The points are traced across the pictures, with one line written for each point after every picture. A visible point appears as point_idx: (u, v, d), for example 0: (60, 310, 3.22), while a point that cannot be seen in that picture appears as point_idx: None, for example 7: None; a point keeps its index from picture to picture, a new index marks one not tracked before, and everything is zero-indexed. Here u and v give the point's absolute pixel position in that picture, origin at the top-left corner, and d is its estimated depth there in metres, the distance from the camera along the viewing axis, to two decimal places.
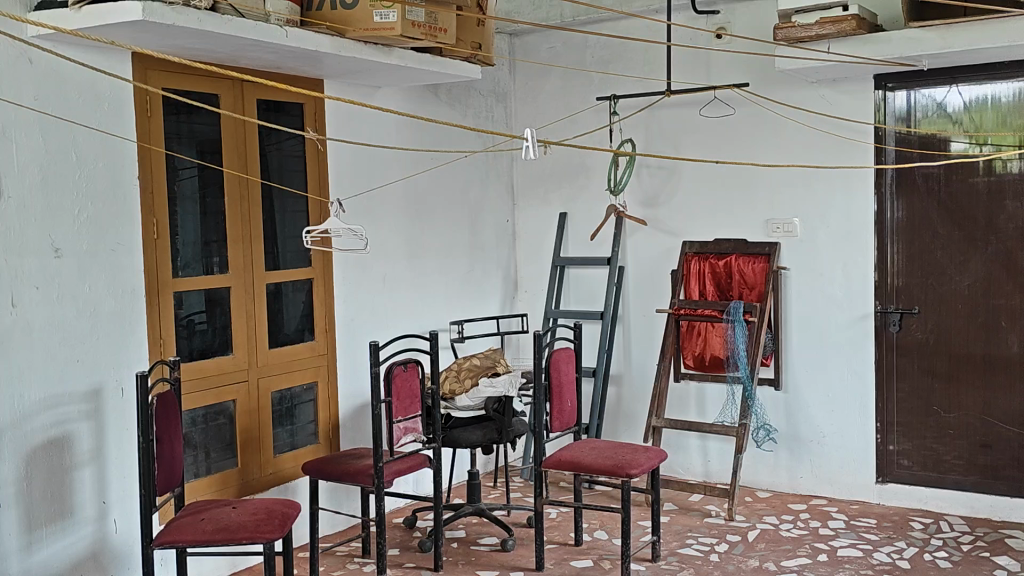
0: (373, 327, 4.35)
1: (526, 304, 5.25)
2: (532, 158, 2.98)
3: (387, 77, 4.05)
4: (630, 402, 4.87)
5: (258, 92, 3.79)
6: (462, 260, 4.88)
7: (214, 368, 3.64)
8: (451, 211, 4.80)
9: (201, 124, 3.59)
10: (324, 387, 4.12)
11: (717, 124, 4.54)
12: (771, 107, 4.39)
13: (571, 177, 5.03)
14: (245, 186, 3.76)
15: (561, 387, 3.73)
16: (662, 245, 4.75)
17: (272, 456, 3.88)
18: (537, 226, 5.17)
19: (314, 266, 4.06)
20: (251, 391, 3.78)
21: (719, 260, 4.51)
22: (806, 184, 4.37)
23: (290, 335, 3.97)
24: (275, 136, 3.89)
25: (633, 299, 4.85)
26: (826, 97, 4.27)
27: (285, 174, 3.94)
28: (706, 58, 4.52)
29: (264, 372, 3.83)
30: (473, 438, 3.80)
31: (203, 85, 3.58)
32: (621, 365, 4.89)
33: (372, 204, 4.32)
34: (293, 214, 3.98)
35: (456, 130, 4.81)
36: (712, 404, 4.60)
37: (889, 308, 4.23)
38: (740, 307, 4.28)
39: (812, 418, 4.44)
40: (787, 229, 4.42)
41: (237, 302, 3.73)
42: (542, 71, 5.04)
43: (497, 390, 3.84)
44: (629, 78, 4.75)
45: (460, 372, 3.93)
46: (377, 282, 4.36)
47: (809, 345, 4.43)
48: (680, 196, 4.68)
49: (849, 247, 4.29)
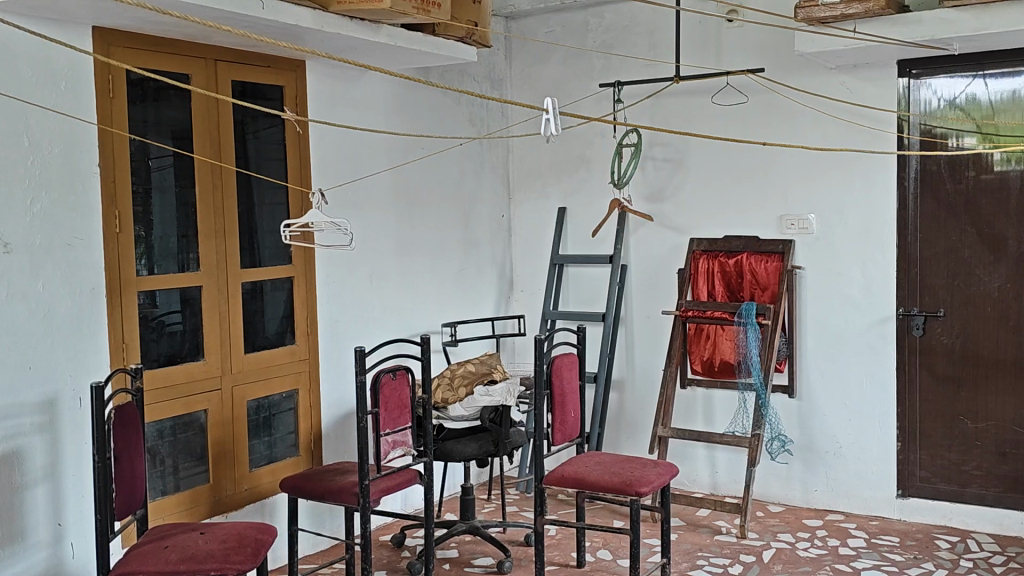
0: (361, 329, 4.04)
1: (521, 305, 4.95)
2: (552, 133, 2.73)
3: (375, 59, 3.74)
4: (632, 409, 4.58)
5: (234, 73, 3.47)
6: (455, 258, 4.58)
7: (184, 375, 3.32)
8: (444, 206, 4.50)
9: (171, 107, 3.27)
10: (306, 395, 3.80)
11: (729, 113, 4.24)
12: (787, 95, 4.11)
13: (571, 169, 4.74)
14: (219, 175, 3.43)
15: (564, 396, 3.42)
16: (668, 243, 4.46)
17: (248, 470, 3.56)
18: (534, 222, 4.88)
19: (295, 263, 3.74)
20: (225, 400, 3.46)
21: (729, 259, 4.22)
22: (823, 179, 4.09)
23: (268, 339, 3.65)
24: (253, 122, 3.57)
25: (637, 300, 4.56)
26: (847, 84, 3.98)
27: (262, 164, 3.61)
28: (717, 43, 4.23)
29: (239, 379, 3.51)
30: (467, 451, 3.51)
31: (173, 64, 3.25)
32: (623, 369, 4.60)
33: (358, 197, 4.01)
34: (272, 206, 3.66)
35: (449, 117, 4.51)
36: (721, 413, 4.32)
37: (912, 311, 3.95)
38: (752, 308, 3.98)
39: (828, 428, 4.16)
40: (802, 225, 4.13)
41: (210, 303, 3.41)
42: (540, 57, 4.74)
43: (496, 399, 3.52)
44: (634, 64, 4.46)
45: (453, 380, 3.61)
46: (364, 281, 4.05)
47: (826, 350, 4.15)
48: (688, 190, 4.39)
49: (869, 246, 4.01)
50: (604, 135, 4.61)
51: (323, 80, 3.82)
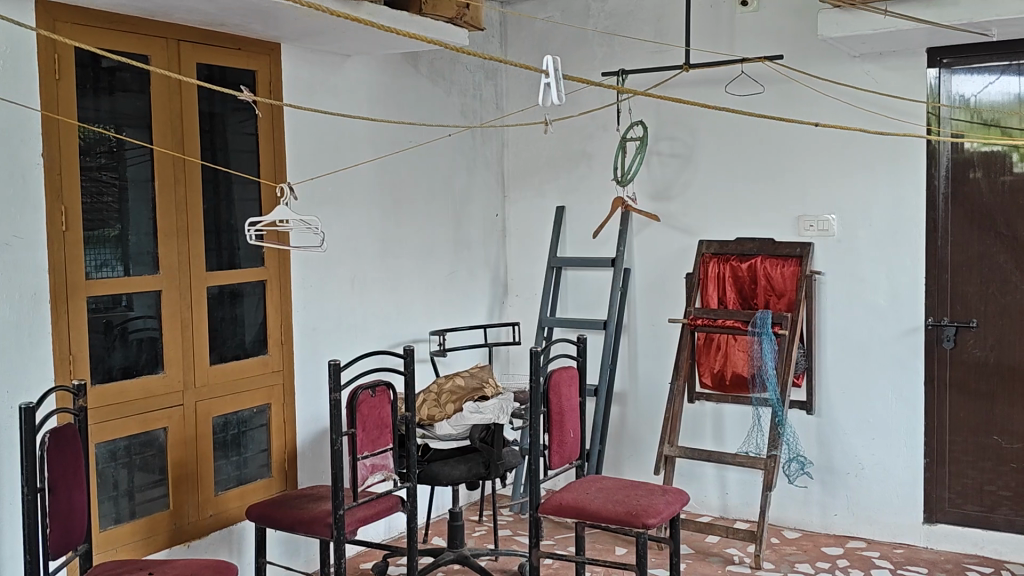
0: (341, 337, 3.71)
1: (517, 310, 4.63)
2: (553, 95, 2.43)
3: (357, 41, 3.41)
4: (635, 424, 4.26)
5: (199, 55, 3.13)
6: (444, 260, 4.25)
7: (140, 390, 2.97)
8: (434, 204, 4.17)
9: (126, 92, 2.92)
10: (279, 410, 3.46)
11: (743, 104, 3.91)
12: (807, 85, 3.78)
13: (570, 165, 4.41)
14: (181, 168, 3.08)
15: (562, 415, 3.07)
16: (674, 245, 4.13)
17: (213, 494, 3.23)
18: (530, 222, 4.56)
19: (267, 265, 3.40)
20: (188, 417, 3.12)
21: (742, 263, 3.89)
22: (845, 177, 3.76)
23: (238, 349, 3.31)
24: (221, 109, 3.23)
25: (640, 306, 4.23)
26: (871, 73, 3.65)
27: (232, 156, 3.27)
28: (729, 28, 3.91)
29: (203, 393, 3.17)
30: (455, 474, 3.18)
31: (130, 44, 2.91)
32: (625, 381, 4.27)
33: (338, 193, 3.67)
34: (243, 203, 3.32)
35: (440, 107, 4.18)
36: (730, 431, 4.00)
37: (943, 321, 3.62)
38: (768, 317, 3.66)
39: (849, 447, 3.84)
40: (822, 227, 3.80)
41: (171, 310, 3.06)
42: (537, 45, 4.43)
43: (487, 417, 3.17)
44: (639, 51, 4.14)
45: (439, 395, 3.24)
46: (345, 285, 3.72)
47: (848, 363, 3.82)
48: (696, 189, 4.07)
49: (894, 249, 3.69)
50: (607, 128, 4.28)
51: (301, 64, 3.49)
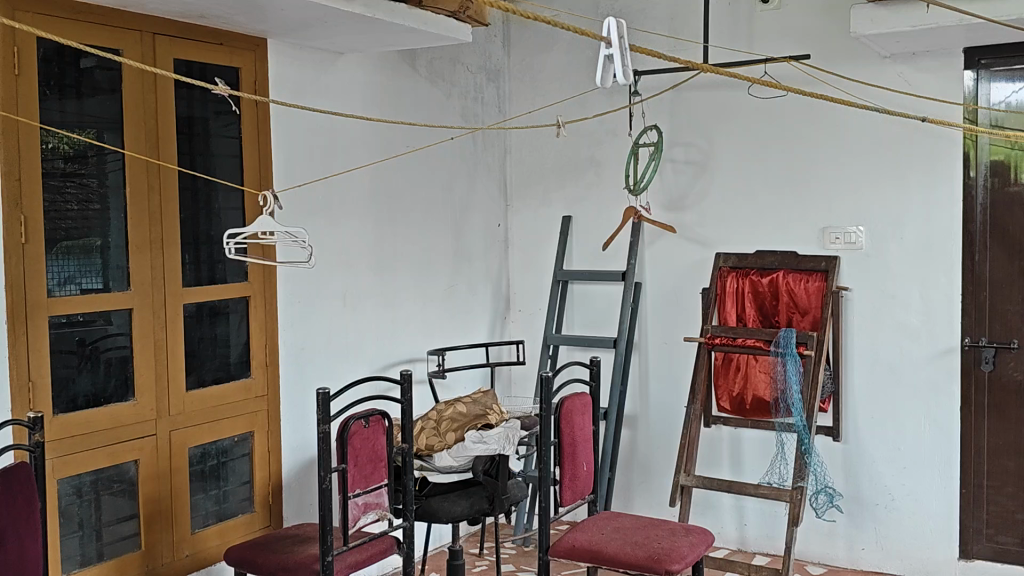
0: (331, 358, 3.43)
1: (520, 327, 4.37)
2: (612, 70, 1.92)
3: (351, 37, 3.14)
4: (646, 450, 3.98)
5: (177, 50, 2.85)
6: (443, 274, 3.97)
7: (108, 420, 2.69)
8: (432, 213, 3.89)
9: (95, 91, 2.64)
10: (262, 438, 3.18)
11: (764, 108, 3.66)
12: (832, 87, 3.52)
13: (577, 173, 4.15)
14: (157, 175, 2.80)
15: (574, 447, 2.79)
16: (689, 258, 3.86)
17: (189, 532, 2.94)
18: (534, 233, 4.30)
19: (251, 281, 3.12)
20: (162, 448, 2.84)
21: (763, 278, 3.61)
22: (875, 186, 3.49)
23: (217, 372, 3.03)
24: (202, 111, 2.94)
25: (652, 323, 3.96)
26: (904, 75, 3.40)
27: (214, 161, 2.99)
28: (748, 26, 3.65)
29: (179, 422, 2.88)
30: (455, 510, 2.88)
31: (101, 37, 2.63)
32: (636, 403, 4.00)
33: (329, 202, 3.39)
34: (225, 213, 3.04)
35: (439, 111, 3.91)
36: (750, 458, 3.74)
37: (981, 342, 3.36)
38: (792, 337, 3.38)
39: (878, 476, 3.58)
40: (848, 240, 3.54)
41: (143, 330, 2.78)
42: (543, 45, 4.19)
43: (492, 448, 2.88)
44: (651, 51, 3.88)
45: (440, 423, 2.99)
46: (336, 301, 3.44)
47: (877, 386, 3.55)
48: (712, 198, 3.80)
49: (928, 263, 3.43)
50: (616, 133, 4.01)
51: (289, 61, 3.21)
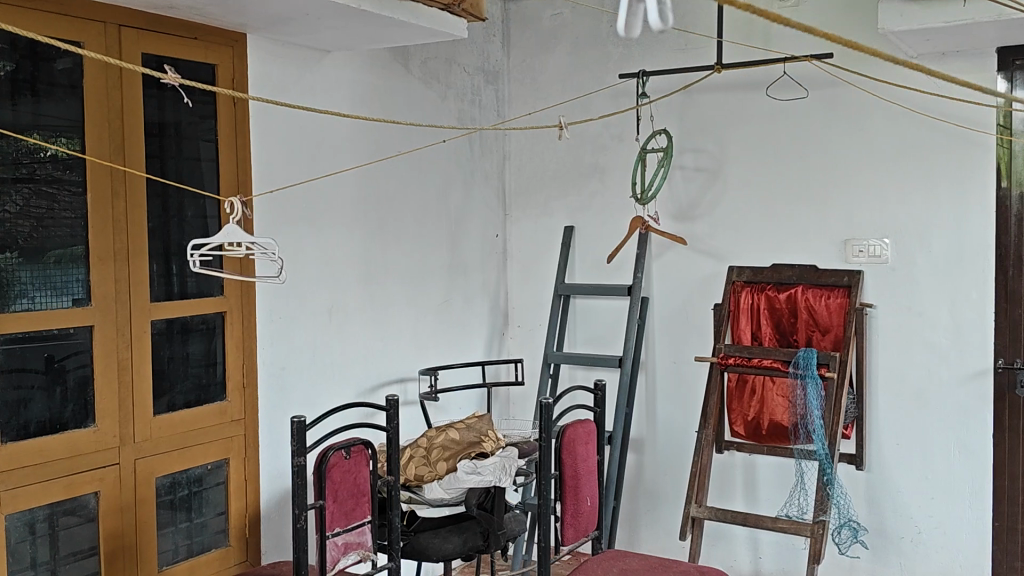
0: (315, 378, 3.19)
1: (518, 343, 4.13)
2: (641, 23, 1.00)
3: (337, 32, 2.90)
4: (653, 476, 3.74)
5: (146, 44, 2.61)
6: (437, 287, 3.73)
7: (65, 448, 2.44)
8: (426, 223, 3.65)
9: (53, 88, 2.39)
10: (239, 466, 2.92)
11: (781, 112, 3.43)
12: (855, 89, 3.28)
13: (580, 180, 3.91)
14: (122, 180, 2.55)
15: (577, 480, 2.55)
16: (700, 271, 3.62)
17: (156, 570, 2.68)
18: (535, 244, 4.06)
19: (227, 295, 2.87)
20: (126, 479, 2.58)
21: (780, 293, 3.37)
22: (901, 195, 3.25)
23: (189, 395, 2.78)
24: (174, 110, 2.70)
25: (660, 341, 3.72)
26: (932, 76, 3.15)
27: (186, 165, 2.75)
28: (764, 24, 3.42)
29: (145, 450, 2.63)
30: (446, 549, 2.63)
31: (60, 28, 2.39)
32: (643, 426, 3.76)
33: (313, 209, 3.15)
34: (200, 222, 2.80)
35: (434, 114, 3.68)
36: (765, 486, 3.50)
37: (1016, 363, 3.10)
38: (813, 357, 3.13)
39: (904, 507, 3.32)
40: (872, 254, 3.30)
41: (105, 349, 2.53)
42: (544, 45, 3.96)
43: (486, 480, 2.61)
44: (660, 52, 3.65)
45: (431, 451, 2.71)
46: (321, 317, 3.20)
47: (904, 411, 3.30)
48: (724, 208, 3.56)
49: (958, 278, 3.18)
50: (622, 138, 3.78)
51: (271, 58, 2.98)
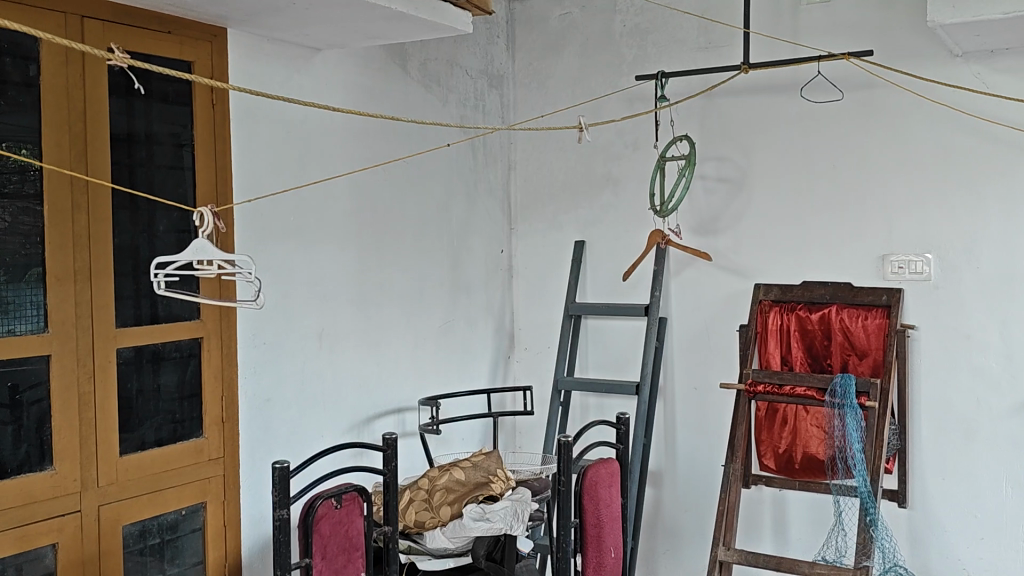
0: (304, 409, 2.89)
1: (525, 367, 3.85)
2: None
3: (328, 27, 2.62)
4: (673, 513, 3.45)
5: (113, 38, 2.31)
6: (438, 308, 3.44)
7: (17, 495, 2.13)
8: (426, 239, 3.37)
9: (4, 86, 2.09)
10: (217, 510, 2.62)
11: (812, 116, 3.16)
12: (895, 90, 3.01)
13: (591, 192, 3.63)
14: (83, 191, 2.26)
15: (601, 529, 2.28)
16: (723, 290, 3.35)
17: None
18: (543, 261, 3.79)
19: (205, 319, 2.57)
20: (89, 528, 2.28)
21: (812, 314, 3.09)
22: (946, 206, 2.96)
23: (161, 432, 2.48)
24: (145, 113, 2.42)
25: (679, 365, 3.44)
26: (979, 76, 2.87)
27: (159, 175, 2.45)
28: (793, 22, 3.16)
29: (109, 495, 2.33)
30: None
31: (13, 17, 2.09)
32: (661, 458, 3.48)
33: (303, 224, 2.86)
34: (175, 238, 2.51)
35: (435, 119, 3.40)
36: (796, 525, 3.20)
37: None
38: (852, 384, 2.82)
39: (950, 549, 3.03)
40: (913, 271, 3.01)
41: (65, 382, 2.23)
42: (552, 47, 3.69)
43: (497, 527, 2.31)
44: (679, 53, 3.39)
45: (432, 495, 2.40)
46: (312, 341, 2.91)
47: (949, 443, 3.01)
48: (749, 221, 3.29)
49: (1011, 298, 2.89)
50: (638, 146, 3.50)
51: (256, 57, 2.70)
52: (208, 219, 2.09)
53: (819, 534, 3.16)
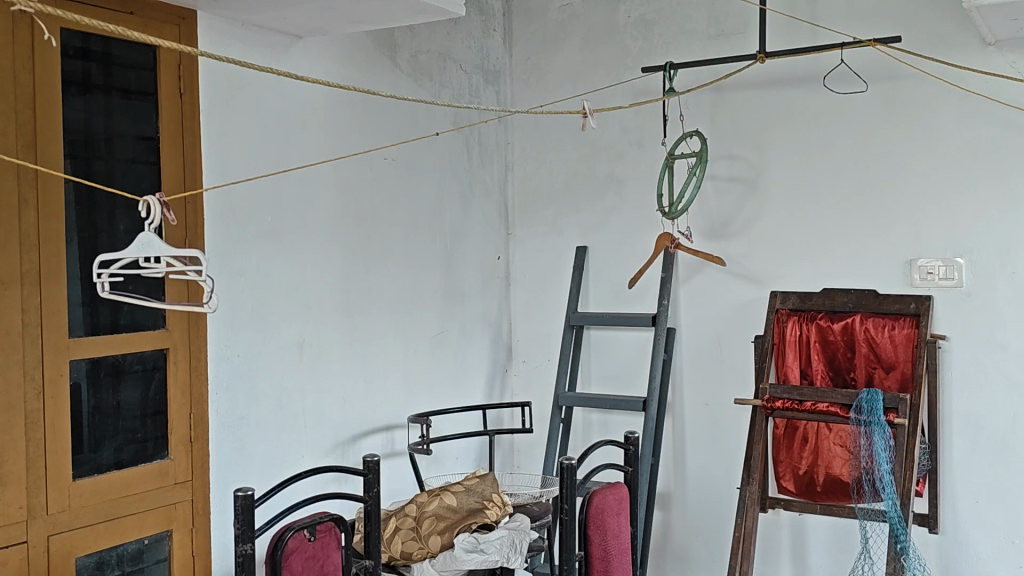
0: (284, 426, 2.66)
1: (523, 381, 3.62)
2: None
3: (308, 10, 2.40)
4: (683, 538, 3.21)
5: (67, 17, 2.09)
6: (430, 318, 3.21)
7: None
8: (417, 243, 3.14)
9: None
10: (185, 538, 2.38)
11: (831, 111, 2.94)
12: (922, 82, 2.79)
13: (594, 194, 3.41)
14: (32, 185, 2.03)
15: (609, 561, 2.04)
16: (736, 299, 3.12)
17: None
18: (543, 267, 3.56)
19: (171, 328, 2.34)
20: (37, 561, 2.04)
21: (833, 324, 2.86)
22: (978, 207, 2.74)
23: (122, 453, 2.24)
24: (105, 100, 2.19)
25: (689, 380, 3.21)
26: (1014, 64, 2.64)
27: (120, 169, 2.23)
28: (810, 10, 2.95)
29: (62, 523, 2.09)
30: None
31: None
32: (670, 479, 3.24)
33: (282, 225, 2.64)
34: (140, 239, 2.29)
35: (426, 115, 3.18)
36: (817, 553, 2.96)
37: None
38: (878, 400, 2.60)
39: None
40: (944, 276, 2.78)
41: (8, 398, 1.99)
42: (552, 40, 3.48)
43: (493, 559, 2.07)
44: (688, 44, 3.18)
45: (419, 523, 2.16)
46: (292, 353, 2.68)
47: (985, 463, 2.77)
48: (764, 224, 3.07)
49: None
50: (644, 144, 3.28)
51: (231, 44, 2.48)
52: (157, 210, 1.80)
53: (842, 562, 2.92)
